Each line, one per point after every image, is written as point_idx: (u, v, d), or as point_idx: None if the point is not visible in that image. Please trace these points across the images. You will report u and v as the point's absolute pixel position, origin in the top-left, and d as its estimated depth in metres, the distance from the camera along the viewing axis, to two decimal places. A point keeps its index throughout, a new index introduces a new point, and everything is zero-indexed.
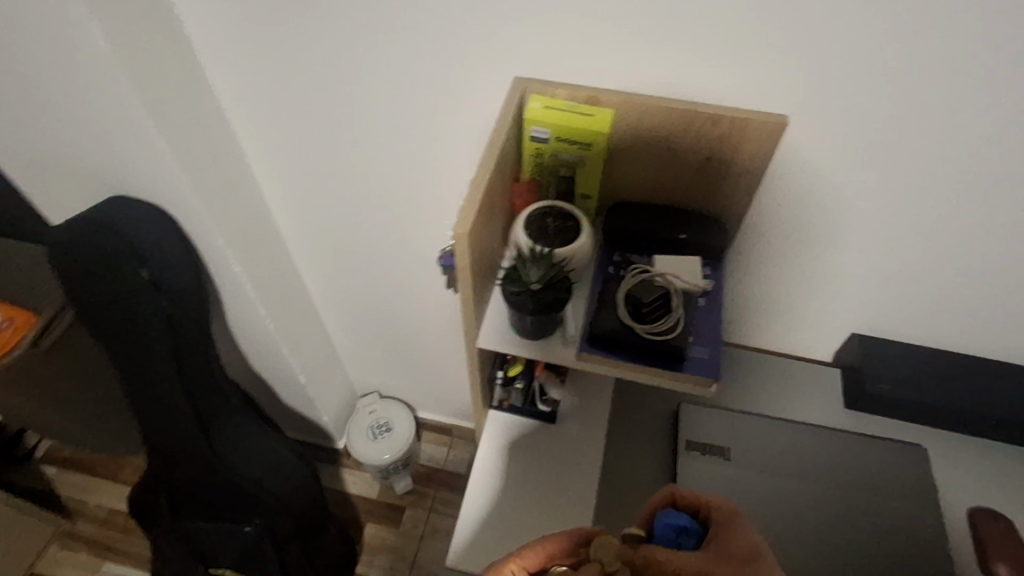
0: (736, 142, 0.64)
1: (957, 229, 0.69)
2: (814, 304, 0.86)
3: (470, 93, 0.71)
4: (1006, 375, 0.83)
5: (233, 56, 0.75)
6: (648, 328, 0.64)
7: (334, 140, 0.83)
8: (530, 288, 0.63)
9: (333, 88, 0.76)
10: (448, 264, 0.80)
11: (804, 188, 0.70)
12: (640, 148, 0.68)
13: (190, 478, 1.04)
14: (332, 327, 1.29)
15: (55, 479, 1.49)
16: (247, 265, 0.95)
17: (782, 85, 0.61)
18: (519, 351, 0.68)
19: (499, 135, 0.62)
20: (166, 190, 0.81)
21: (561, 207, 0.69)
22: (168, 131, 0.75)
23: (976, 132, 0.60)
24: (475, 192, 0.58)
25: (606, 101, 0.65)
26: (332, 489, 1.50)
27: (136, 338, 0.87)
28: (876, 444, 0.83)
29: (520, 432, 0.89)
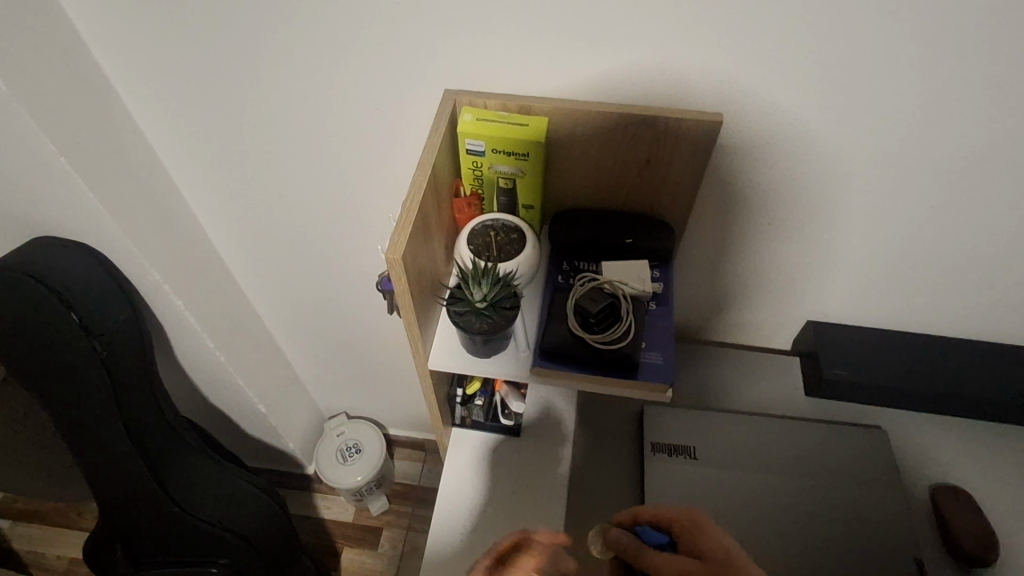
0: (671, 142, 0.64)
1: (894, 215, 0.70)
2: (767, 296, 0.86)
3: (400, 106, 0.70)
4: (957, 352, 0.84)
5: (149, 84, 0.72)
6: (600, 338, 0.62)
7: (268, 164, 0.81)
8: (475, 306, 0.62)
9: (259, 110, 0.73)
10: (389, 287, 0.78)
11: (744, 181, 0.69)
12: (578, 154, 0.67)
13: (147, 522, 1.00)
14: (290, 351, 1.26)
15: (10, 532, 1.42)
16: (187, 298, 0.92)
17: (708, 85, 0.61)
18: (470, 370, 0.66)
19: (431, 151, 0.61)
20: (90, 226, 0.78)
21: (504, 221, 0.68)
22: (85, 168, 0.71)
23: (901, 119, 0.60)
24: (407, 213, 0.56)
25: (537, 109, 0.64)
26: (305, 516, 1.46)
27: (71, 383, 0.83)
28: (838, 430, 0.83)
29: (485, 449, 0.87)
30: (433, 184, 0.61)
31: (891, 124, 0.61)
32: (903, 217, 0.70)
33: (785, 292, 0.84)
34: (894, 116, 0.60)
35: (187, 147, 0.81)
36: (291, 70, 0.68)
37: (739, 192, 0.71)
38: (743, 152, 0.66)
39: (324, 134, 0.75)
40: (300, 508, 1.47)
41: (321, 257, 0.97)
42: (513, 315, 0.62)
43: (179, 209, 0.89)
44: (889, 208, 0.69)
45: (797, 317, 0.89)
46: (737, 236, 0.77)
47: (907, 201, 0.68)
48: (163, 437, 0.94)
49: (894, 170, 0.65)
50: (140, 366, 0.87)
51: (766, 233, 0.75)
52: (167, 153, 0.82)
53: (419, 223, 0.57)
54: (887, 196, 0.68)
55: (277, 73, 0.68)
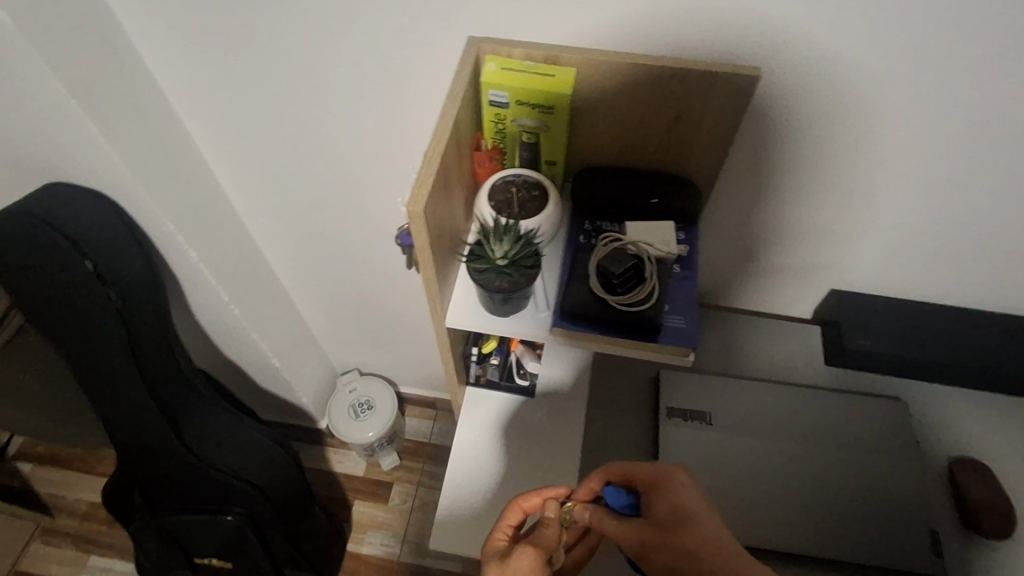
0: (704, 98, 0.61)
1: (932, 181, 0.67)
2: (792, 262, 0.83)
3: (421, 55, 0.67)
4: (985, 325, 0.82)
5: (162, 25, 0.70)
6: (622, 299, 0.61)
7: (283, 114, 0.79)
8: (496, 264, 0.60)
9: (274, 56, 0.71)
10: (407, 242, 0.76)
11: (779, 142, 0.67)
12: (606, 109, 0.64)
13: (164, 470, 1.02)
14: (304, 306, 1.26)
15: (32, 475, 1.46)
16: (202, 250, 0.91)
17: (746, 36, 0.57)
18: (488, 329, 0.65)
19: (454, 101, 0.58)
20: (104, 174, 0.77)
21: (526, 176, 0.66)
22: (97, 113, 0.69)
23: (951, 77, 0.57)
24: (428, 164, 0.54)
25: (566, 59, 0.61)
26: (318, 469, 1.49)
27: (87, 333, 0.83)
28: (857, 400, 0.82)
29: (499, 409, 0.87)
30: (454, 136, 0.58)
31: (939, 83, 0.57)
32: (942, 184, 0.67)
33: (811, 259, 0.82)
34: (943, 74, 0.57)
35: (201, 94, 0.78)
36: (306, 13, 0.65)
37: (771, 153, 0.68)
38: (779, 111, 0.63)
39: (340, 84, 0.73)
40: (312, 461, 1.50)
41: (336, 212, 0.96)
42: (534, 274, 0.60)
43: (192, 159, 0.87)
44: (927, 173, 0.66)
45: (822, 285, 0.87)
46: (766, 199, 0.74)
47: (948, 167, 0.65)
48: (178, 388, 0.94)
49: (937, 133, 0.62)
50: (155, 318, 0.87)
51: (794, 196, 0.73)
52: (180, 100, 0.80)
53: (440, 175, 0.55)
54: (927, 160, 0.65)
55: (293, 17, 0.66)
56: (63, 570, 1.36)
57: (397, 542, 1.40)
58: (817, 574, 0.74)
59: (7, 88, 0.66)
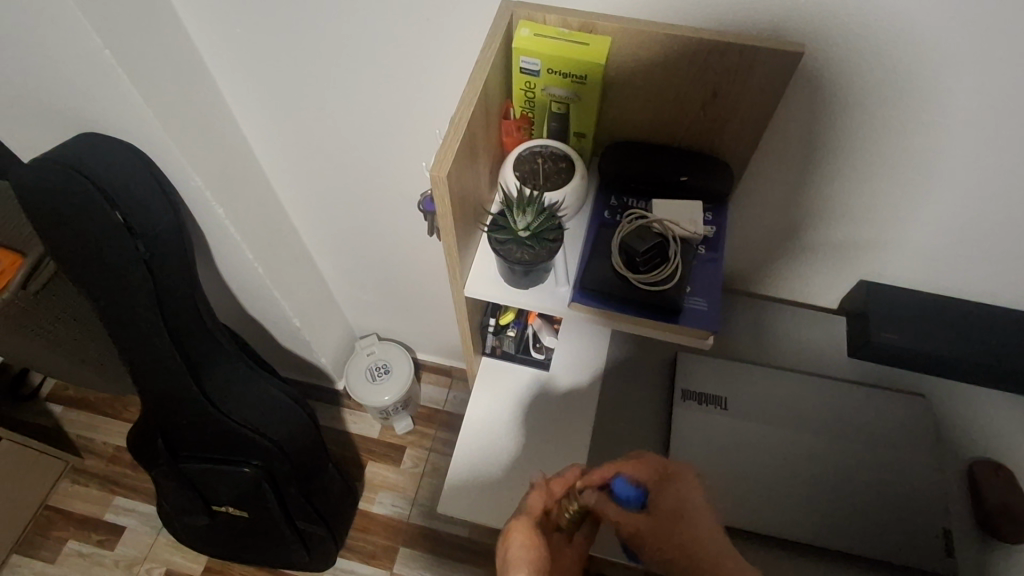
0: (744, 75, 0.58)
1: (980, 172, 0.65)
2: (821, 249, 0.81)
3: (454, 18, 0.65)
4: (1019, 325, 0.79)
5: None
6: (643, 278, 0.60)
7: (314, 74, 0.78)
8: (518, 236, 0.59)
9: (306, 14, 0.70)
10: (428, 210, 0.76)
11: (819, 122, 0.64)
12: (640, 82, 0.62)
13: (186, 421, 1.04)
14: (326, 268, 1.27)
15: (63, 417, 1.52)
16: (229, 208, 0.92)
17: (795, 10, 0.55)
18: (507, 301, 0.65)
19: (484, 67, 0.57)
20: (136, 127, 0.77)
21: (553, 148, 0.65)
22: (130, 66, 0.70)
23: (1014, 62, 0.54)
24: (454, 130, 0.53)
25: (602, 28, 0.59)
26: (333, 429, 1.52)
27: (116, 283, 0.85)
28: (878, 394, 0.81)
29: (512, 380, 0.88)
30: (484, 102, 0.57)
31: (999, 68, 0.54)
32: (990, 176, 0.65)
33: (843, 247, 0.80)
34: (1004, 60, 0.54)
35: (232, 50, 0.78)
36: None
37: (810, 135, 0.66)
38: (823, 91, 0.61)
39: (371, 45, 0.72)
40: (328, 420, 1.53)
41: (361, 175, 0.96)
42: (556, 247, 0.59)
43: (222, 116, 0.87)
44: (975, 163, 0.64)
45: (851, 275, 0.85)
46: (800, 182, 0.72)
47: (997, 158, 0.63)
48: (203, 341, 0.97)
49: (991, 121, 0.59)
50: (182, 272, 0.89)
51: (831, 181, 0.71)
52: (212, 54, 0.80)
53: (466, 142, 0.54)
54: (977, 149, 0.62)
55: None
56: (89, 508, 1.43)
57: (406, 504, 1.43)
58: (822, 564, 0.74)
59: (43, 36, 0.66)
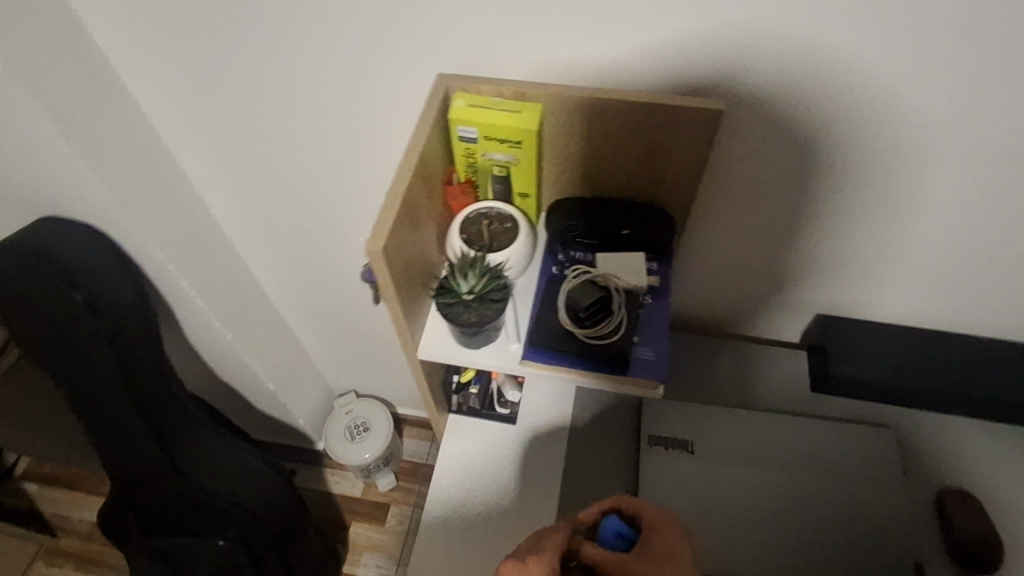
0: (672, 131, 0.61)
1: (909, 204, 0.68)
2: (775, 286, 0.83)
3: (397, 91, 0.68)
4: (971, 349, 0.81)
5: (150, 63, 0.72)
6: (588, 332, 0.62)
7: (272, 146, 0.81)
8: (463, 298, 0.61)
9: (257, 91, 0.73)
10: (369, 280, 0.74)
11: (752, 169, 0.67)
12: (577, 142, 0.65)
13: (157, 495, 1.03)
14: (299, 329, 1.28)
15: (38, 496, 1.49)
16: (195, 279, 0.93)
17: (712, 67, 0.58)
18: (459, 361, 0.65)
19: (421, 137, 0.58)
20: (96, 208, 0.79)
21: (498, 209, 0.67)
22: (88, 152, 0.72)
23: (920, 101, 0.57)
24: (391, 201, 0.54)
25: (533, 95, 0.61)
26: (315, 491, 1.49)
27: (80, 362, 0.85)
28: (842, 429, 0.81)
29: (478, 439, 0.87)
30: (424, 171, 0.59)
31: (908, 108, 0.58)
32: (921, 207, 0.68)
33: (796, 284, 0.82)
34: (911, 99, 0.57)
35: (189, 127, 0.81)
36: (285, 50, 0.67)
37: (745, 181, 0.68)
38: (752, 141, 0.64)
39: (323, 117, 0.75)
40: (310, 482, 1.50)
41: (325, 237, 0.98)
42: (501, 307, 0.61)
43: (184, 189, 0.89)
44: (903, 196, 0.67)
45: (807, 310, 0.87)
46: (744, 225, 0.74)
47: (924, 190, 0.66)
48: (172, 411, 0.96)
49: (911, 156, 0.63)
50: (147, 343, 0.89)
51: (774, 223, 0.73)
52: (171, 134, 0.82)
53: (405, 212, 0.56)
54: (903, 183, 0.65)
55: (274, 54, 0.68)
56: None
57: (392, 564, 1.40)
58: None
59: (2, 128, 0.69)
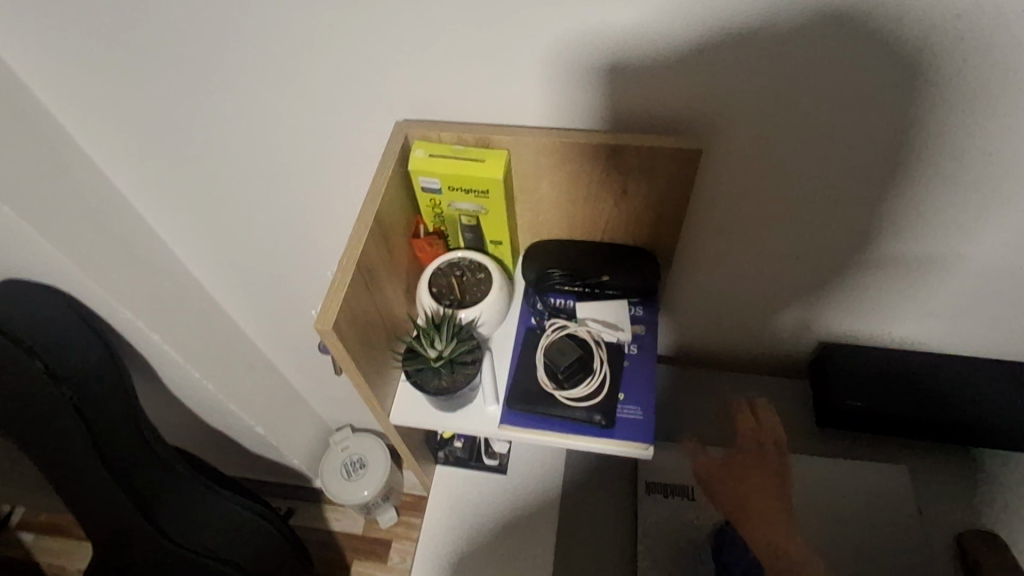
0: (648, 172, 0.57)
1: (910, 232, 0.63)
2: (772, 315, 0.78)
3: (357, 137, 0.65)
4: (986, 374, 0.76)
5: (98, 120, 0.69)
6: (567, 395, 0.59)
7: (236, 195, 0.77)
8: (432, 363, 0.58)
9: (212, 143, 0.69)
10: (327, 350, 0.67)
11: (739, 203, 0.62)
12: (548, 187, 0.61)
13: (142, 555, 0.99)
14: (287, 368, 1.24)
15: (34, 547, 1.46)
16: (168, 331, 0.90)
17: (689, 106, 0.53)
18: (434, 425, 0.61)
19: (377, 196, 0.55)
20: (54, 270, 0.76)
21: (469, 258, 0.63)
22: (37, 216, 0.69)
23: (918, 129, 0.53)
24: (343, 273, 0.51)
25: (498, 141, 0.57)
26: (316, 530, 1.46)
27: (49, 427, 0.82)
28: (850, 467, 0.77)
29: (468, 491, 0.86)
30: (382, 231, 0.56)
31: (904, 137, 0.53)
32: (923, 232, 0.63)
33: (792, 311, 0.78)
34: (908, 129, 0.53)
35: (147, 181, 0.77)
36: (237, 101, 0.63)
37: (732, 213, 0.64)
38: (736, 175, 0.59)
39: (283, 164, 0.71)
40: (310, 521, 1.46)
41: (303, 280, 0.94)
42: (473, 371, 0.58)
43: (150, 242, 0.86)
44: (904, 224, 0.62)
45: (808, 337, 0.82)
46: (736, 256, 0.70)
47: (925, 218, 0.61)
48: (153, 469, 0.93)
49: (910, 185, 0.58)
50: (120, 405, 0.85)
51: (766, 255, 0.69)
52: (132, 188, 0.79)
53: (361, 279, 0.52)
54: (902, 211, 0.61)
55: (226, 106, 0.64)
56: None
57: None
58: None
59: None
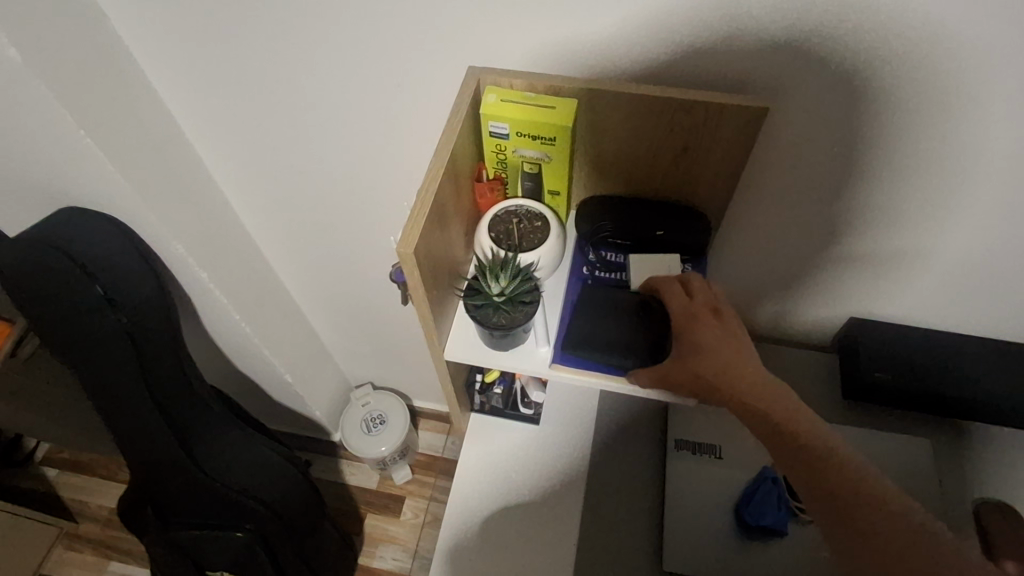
0: (711, 129, 0.58)
1: (958, 212, 0.65)
2: (808, 285, 0.81)
3: (427, 86, 0.67)
4: (1014, 357, 0.77)
5: (168, 57, 0.70)
6: (627, 346, 0.62)
7: (295, 141, 0.79)
8: (493, 300, 0.61)
9: (278, 84, 0.71)
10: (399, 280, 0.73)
11: (793, 169, 0.64)
12: (610, 141, 0.63)
13: (175, 488, 1.02)
14: (316, 321, 1.27)
15: (58, 481, 1.50)
16: (213, 271, 0.93)
17: (756, 66, 0.56)
18: (489, 362, 0.64)
19: (450, 136, 0.57)
20: (115, 201, 0.78)
21: (528, 207, 0.65)
22: (107, 147, 0.70)
23: (981, 104, 0.54)
24: (422, 204, 0.53)
25: (568, 90, 0.59)
26: (332, 482, 1.49)
27: (99, 356, 0.84)
28: (870, 436, 0.81)
29: (502, 437, 0.89)
30: (453, 170, 0.58)
31: (963, 117, 0.55)
32: (965, 213, 0.65)
33: (827, 286, 0.80)
34: (968, 107, 0.54)
35: (209, 121, 0.79)
36: (311, 44, 0.65)
37: (784, 179, 0.66)
38: (792, 141, 0.62)
39: (345, 110, 0.73)
40: (326, 473, 1.50)
41: (347, 233, 0.96)
42: (532, 310, 0.61)
43: (204, 182, 0.88)
44: (952, 206, 0.64)
45: (839, 311, 0.85)
46: (781, 225, 0.72)
47: (972, 202, 0.63)
48: (190, 406, 0.96)
49: (964, 166, 0.60)
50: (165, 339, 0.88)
51: (811, 225, 0.71)
52: (196, 130, 0.81)
53: (435, 212, 0.55)
54: (951, 191, 0.62)
55: (298, 47, 0.66)
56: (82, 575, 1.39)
57: (408, 558, 1.40)
58: None
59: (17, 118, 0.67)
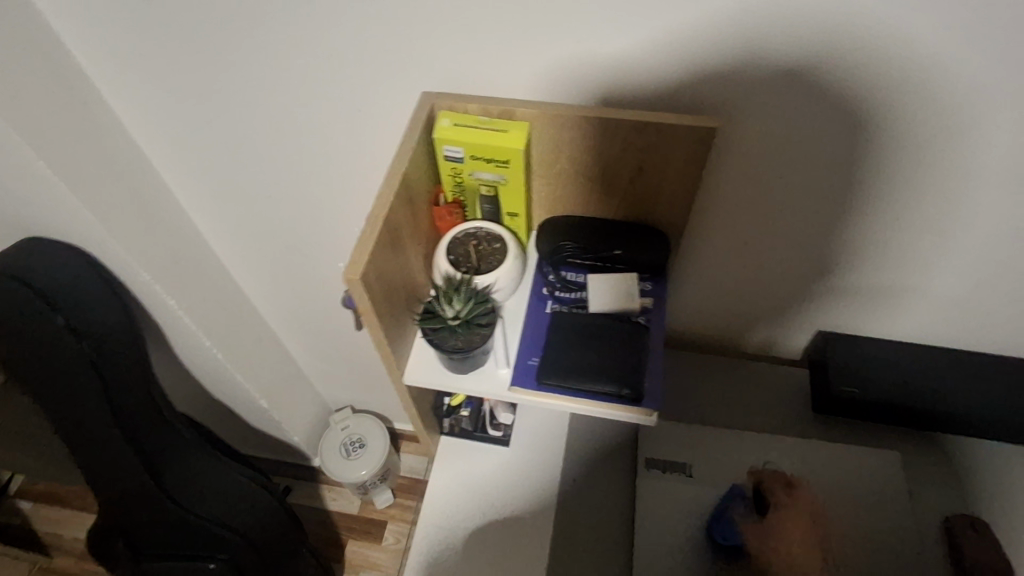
0: (664, 148, 0.59)
1: (913, 220, 0.66)
2: (773, 300, 0.82)
3: (384, 112, 0.67)
4: (976, 367, 0.78)
5: (129, 84, 0.70)
6: (592, 369, 0.61)
7: (259, 165, 0.79)
8: (449, 323, 0.61)
9: (239, 109, 0.71)
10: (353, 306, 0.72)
11: (750, 183, 0.65)
12: (566, 162, 0.64)
13: (147, 518, 1.01)
14: (292, 346, 1.26)
15: (33, 514, 1.47)
16: (183, 298, 0.92)
17: (705, 86, 0.56)
18: (449, 386, 0.64)
19: (403, 160, 0.57)
20: (81, 231, 0.78)
21: (487, 229, 0.66)
22: (70, 178, 0.70)
23: (924, 113, 0.55)
24: (372, 227, 0.53)
25: (521, 113, 0.60)
26: (312, 508, 1.47)
27: (66, 387, 0.83)
28: (842, 450, 0.81)
29: (473, 459, 0.89)
30: (407, 193, 0.58)
31: (912, 128, 0.57)
32: (919, 220, 0.66)
33: (793, 300, 0.81)
34: (916, 118, 0.56)
35: (174, 148, 0.79)
36: (269, 71, 0.65)
37: (742, 195, 0.67)
38: (748, 159, 0.62)
39: (308, 134, 0.73)
40: (307, 499, 1.48)
41: (317, 257, 0.96)
42: (488, 332, 0.61)
43: (172, 209, 0.88)
44: (907, 212, 0.65)
45: (806, 326, 0.85)
46: (743, 239, 0.73)
47: (926, 210, 0.64)
48: (161, 435, 0.95)
49: (911, 175, 0.61)
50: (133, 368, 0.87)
51: (773, 236, 0.71)
52: (161, 158, 0.81)
53: (387, 237, 0.55)
54: (903, 198, 0.64)
55: (257, 74, 0.66)
56: None
57: None
58: None
59: None
